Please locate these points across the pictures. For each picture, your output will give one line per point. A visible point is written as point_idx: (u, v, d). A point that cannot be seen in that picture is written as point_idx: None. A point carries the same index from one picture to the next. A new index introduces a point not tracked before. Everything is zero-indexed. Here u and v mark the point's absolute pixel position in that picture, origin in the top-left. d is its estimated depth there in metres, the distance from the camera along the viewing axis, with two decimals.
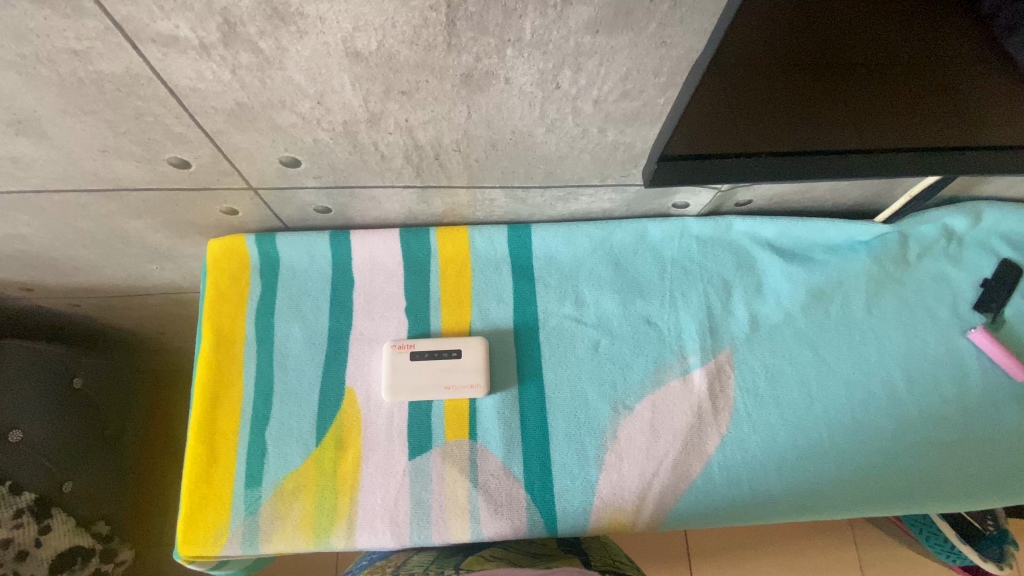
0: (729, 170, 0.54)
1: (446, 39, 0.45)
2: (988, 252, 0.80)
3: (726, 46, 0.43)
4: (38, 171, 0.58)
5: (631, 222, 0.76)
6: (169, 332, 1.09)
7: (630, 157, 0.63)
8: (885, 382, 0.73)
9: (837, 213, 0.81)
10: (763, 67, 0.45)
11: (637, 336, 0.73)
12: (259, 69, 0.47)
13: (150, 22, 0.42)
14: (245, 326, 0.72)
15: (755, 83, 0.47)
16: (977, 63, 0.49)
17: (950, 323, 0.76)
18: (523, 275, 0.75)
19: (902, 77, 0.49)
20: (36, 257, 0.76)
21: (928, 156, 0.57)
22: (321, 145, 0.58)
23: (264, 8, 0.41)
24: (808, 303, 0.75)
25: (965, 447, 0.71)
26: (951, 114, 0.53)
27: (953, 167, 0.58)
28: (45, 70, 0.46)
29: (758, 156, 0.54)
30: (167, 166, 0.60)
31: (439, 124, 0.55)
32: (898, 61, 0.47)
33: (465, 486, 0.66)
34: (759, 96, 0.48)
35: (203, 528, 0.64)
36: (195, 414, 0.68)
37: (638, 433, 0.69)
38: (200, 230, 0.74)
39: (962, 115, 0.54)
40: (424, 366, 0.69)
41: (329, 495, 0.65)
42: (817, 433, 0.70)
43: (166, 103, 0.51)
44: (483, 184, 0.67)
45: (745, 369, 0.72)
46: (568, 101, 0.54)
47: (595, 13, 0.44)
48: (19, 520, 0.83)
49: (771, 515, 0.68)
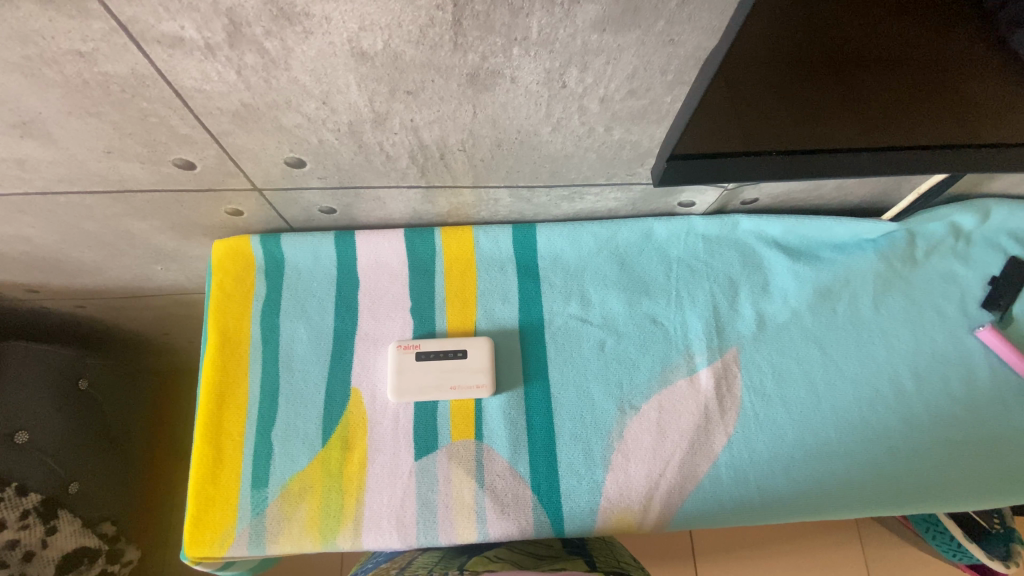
0: (738, 171, 0.54)
1: (453, 38, 0.45)
2: (996, 250, 0.79)
3: (737, 46, 0.42)
4: (44, 174, 0.58)
5: (637, 222, 0.76)
6: (173, 333, 1.09)
7: (636, 156, 0.63)
8: (893, 381, 0.72)
9: (844, 211, 0.81)
10: (771, 63, 0.45)
11: (643, 335, 0.73)
12: (264, 69, 0.47)
13: (155, 23, 0.42)
14: (250, 327, 0.72)
15: (763, 79, 0.46)
16: (984, 61, 0.48)
17: (958, 321, 0.76)
18: (528, 275, 0.74)
19: (908, 74, 0.49)
20: (42, 258, 0.76)
21: (935, 154, 0.56)
22: (327, 146, 0.58)
23: (270, 8, 0.41)
24: (815, 302, 0.75)
25: (975, 448, 0.70)
26: (958, 112, 0.53)
27: (960, 163, 0.57)
28: (50, 71, 0.46)
29: (769, 155, 0.53)
30: (172, 167, 0.60)
31: (444, 124, 0.55)
32: (905, 58, 0.47)
33: (471, 486, 0.66)
34: (766, 93, 0.48)
35: (211, 529, 0.64)
36: (201, 416, 0.68)
37: (645, 433, 0.69)
38: (205, 231, 0.74)
39: (968, 113, 0.53)
40: (429, 366, 0.69)
41: (335, 495, 0.65)
42: (824, 432, 0.70)
43: (171, 104, 0.50)
44: (488, 184, 0.67)
45: (753, 368, 0.72)
46: (574, 100, 0.53)
47: (602, 12, 0.43)
48: (25, 521, 0.82)
49: (780, 515, 0.67)
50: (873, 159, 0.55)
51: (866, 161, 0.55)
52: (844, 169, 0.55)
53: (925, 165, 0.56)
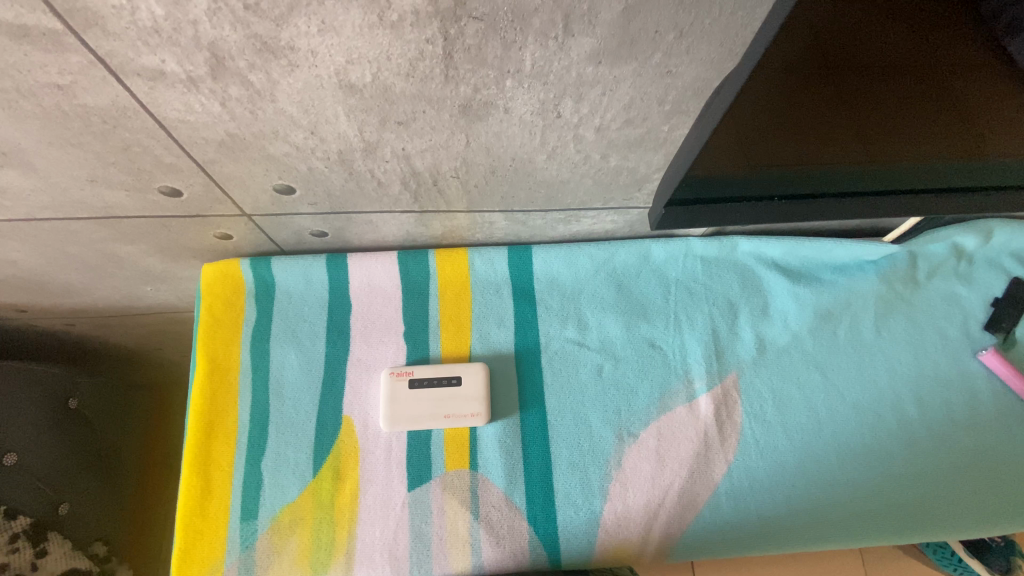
0: (742, 214, 0.55)
1: (443, 71, 0.43)
2: (999, 272, 0.78)
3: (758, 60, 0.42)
4: (26, 201, 0.57)
5: (634, 244, 0.75)
6: (168, 349, 1.07)
7: (633, 182, 0.62)
8: (895, 406, 0.71)
9: (845, 232, 0.80)
10: (778, 76, 0.43)
11: (642, 360, 0.71)
12: (249, 101, 0.46)
13: (135, 56, 0.40)
14: (239, 354, 0.70)
15: (770, 93, 0.45)
16: (978, 68, 0.47)
17: (960, 344, 0.75)
18: (525, 298, 0.73)
19: (912, 86, 0.47)
20: (27, 281, 0.74)
21: (914, 198, 0.57)
22: (316, 173, 0.56)
23: (254, 42, 0.40)
24: (815, 325, 0.74)
25: (981, 475, 0.69)
26: (958, 126, 0.51)
27: (948, 195, 0.57)
28: (28, 103, 0.44)
29: (772, 200, 0.55)
30: (158, 194, 0.58)
31: (437, 152, 0.54)
32: (903, 67, 0.45)
33: (466, 518, 0.64)
34: (759, 103, 0.46)
35: (198, 564, 0.63)
36: (188, 446, 0.66)
37: (644, 462, 0.67)
38: (194, 254, 0.73)
39: (969, 128, 0.51)
40: (423, 394, 0.67)
41: (327, 529, 0.64)
42: (827, 459, 0.68)
43: (154, 134, 0.49)
44: (483, 209, 0.65)
45: (753, 394, 0.70)
46: (568, 129, 0.52)
47: (598, 45, 0.42)
48: (14, 545, 0.79)
49: (783, 545, 0.66)
50: (868, 174, 0.54)
51: (859, 177, 0.54)
52: (833, 212, 0.56)
53: (913, 199, 0.57)
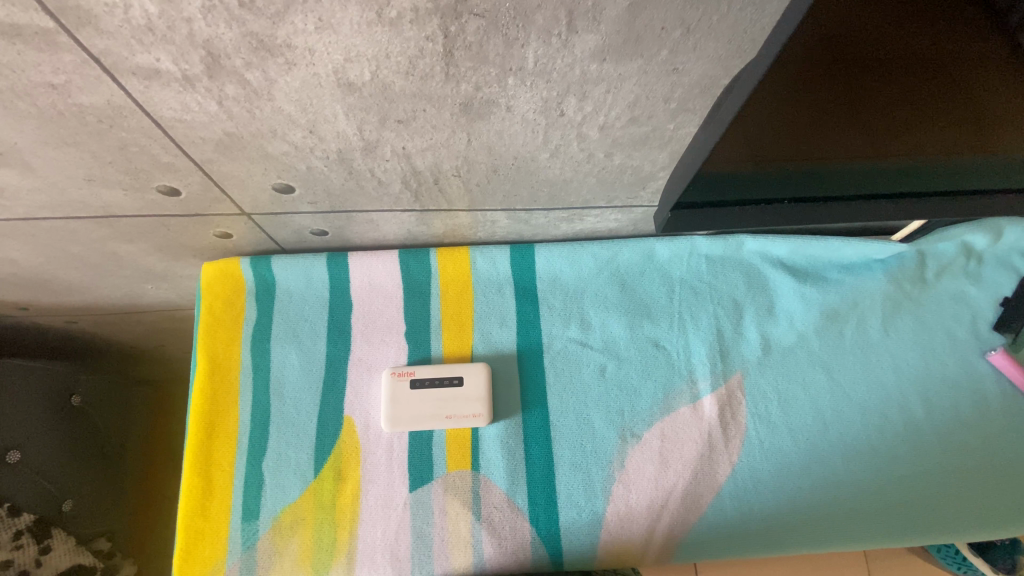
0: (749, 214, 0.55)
1: (444, 69, 0.43)
2: (1009, 271, 0.77)
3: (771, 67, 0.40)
4: (24, 201, 0.56)
5: (639, 242, 0.74)
6: (168, 344, 1.06)
7: (637, 180, 0.61)
8: (902, 407, 0.70)
9: (854, 230, 0.78)
10: (790, 79, 0.42)
11: (645, 360, 0.71)
12: (246, 100, 0.45)
13: (129, 56, 0.40)
14: (239, 353, 0.70)
15: (780, 97, 0.43)
16: (995, 66, 0.45)
17: (969, 344, 0.74)
18: (527, 298, 0.72)
19: (924, 83, 0.45)
20: (28, 279, 0.74)
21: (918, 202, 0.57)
22: (315, 172, 0.55)
23: (249, 40, 0.39)
24: (821, 324, 0.73)
25: (987, 478, 0.68)
26: (972, 123, 0.49)
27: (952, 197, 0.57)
28: (23, 103, 0.44)
29: (782, 202, 0.56)
30: (156, 193, 0.57)
31: (438, 151, 0.53)
32: (915, 64, 0.43)
33: (468, 519, 0.64)
34: (769, 107, 0.44)
35: (200, 563, 0.63)
36: (188, 447, 0.66)
37: (647, 463, 0.66)
38: (194, 253, 0.72)
39: (983, 125, 0.49)
40: (425, 394, 0.67)
41: (328, 529, 0.64)
42: (831, 460, 0.67)
43: (151, 133, 0.48)
44: (485, 207, 0.64)
45: (757, 394, 0.70)
46: (572, 127, 0.51)
47: (602, 42, 0.41)
48: (19, 541, 0.80)
49: (787, 546, 0.65)
50: (877, 171, 0.53)
51: (866, 175, 0.53)
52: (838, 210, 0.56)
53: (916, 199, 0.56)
